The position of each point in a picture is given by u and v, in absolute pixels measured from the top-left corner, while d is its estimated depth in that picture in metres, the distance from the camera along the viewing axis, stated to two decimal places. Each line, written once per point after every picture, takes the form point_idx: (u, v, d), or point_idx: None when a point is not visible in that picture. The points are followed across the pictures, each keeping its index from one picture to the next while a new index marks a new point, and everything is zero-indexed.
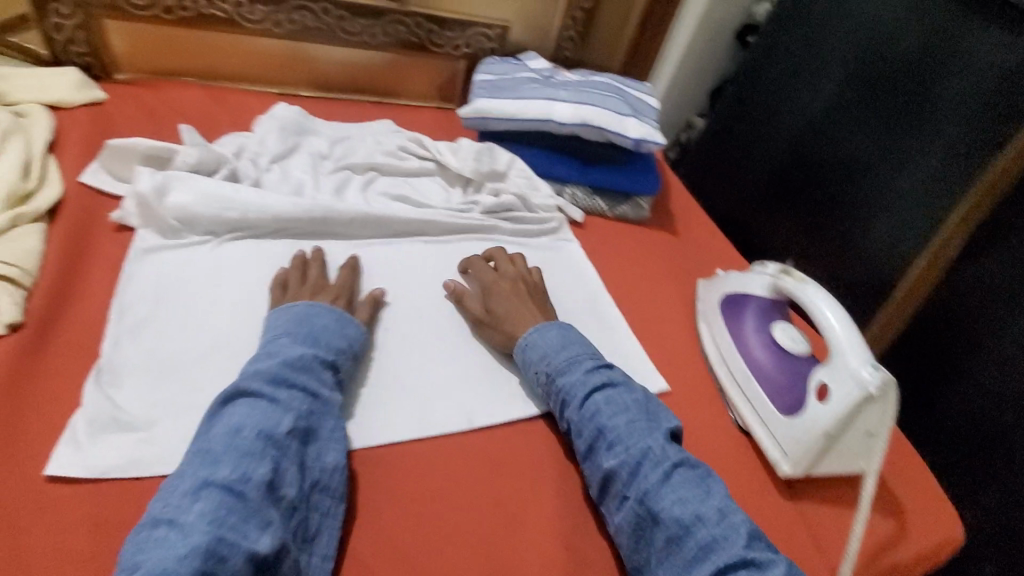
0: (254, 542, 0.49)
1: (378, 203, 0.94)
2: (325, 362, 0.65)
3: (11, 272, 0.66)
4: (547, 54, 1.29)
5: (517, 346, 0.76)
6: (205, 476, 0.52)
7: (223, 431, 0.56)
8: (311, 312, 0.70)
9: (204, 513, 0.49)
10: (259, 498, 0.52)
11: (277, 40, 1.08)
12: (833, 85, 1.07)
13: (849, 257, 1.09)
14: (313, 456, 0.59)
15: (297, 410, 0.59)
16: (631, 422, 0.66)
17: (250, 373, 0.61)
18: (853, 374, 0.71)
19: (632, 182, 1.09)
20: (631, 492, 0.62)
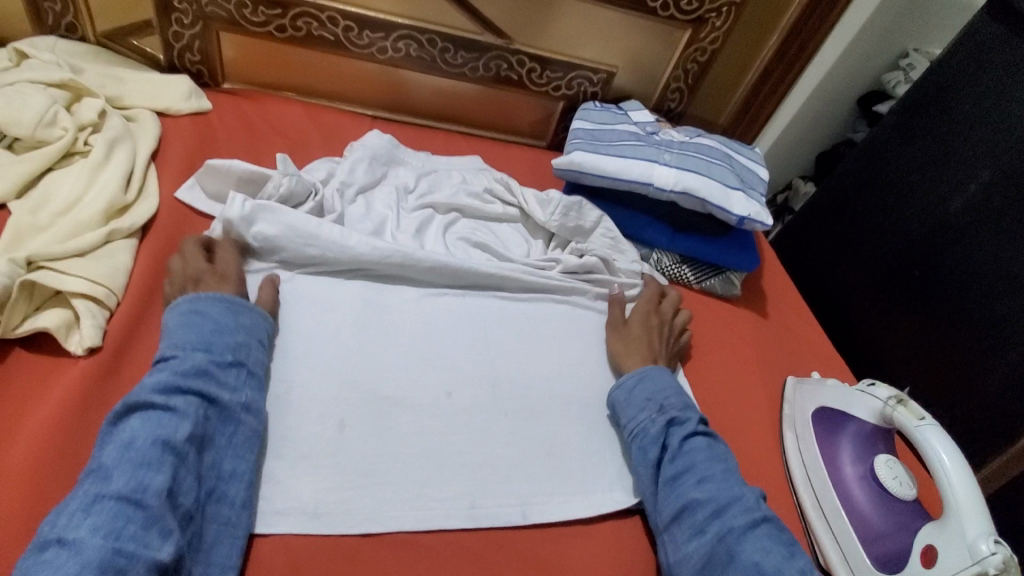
0: (156, 550, 0.48)
1: (455, 248, 0.91)
2: (225, 360, 0.62)
3: (98, 291, 0.65)
4: (650, 103, 1.23)
5: (636, 372, 0.77)
6: (96, 492, 0.49)
7: (117, 447, 0.52)
8: (217, 308, 0.66)
9: (98, 528, 0.47)
10: (160, 507, 0.50)
11: (380, 65, 1.07)
12: (976, 183, 0.91)
13: (966, 387, 0.92)
14: (211, 460, 0.57)
15: (196, 416, 0.56)
16: (726, 471, 0.67)
17: (140, 387, 0.57)
18: (969, 548, 0.61)
19: (726, 257, 1.00)
20: (713, 527, 0.61)
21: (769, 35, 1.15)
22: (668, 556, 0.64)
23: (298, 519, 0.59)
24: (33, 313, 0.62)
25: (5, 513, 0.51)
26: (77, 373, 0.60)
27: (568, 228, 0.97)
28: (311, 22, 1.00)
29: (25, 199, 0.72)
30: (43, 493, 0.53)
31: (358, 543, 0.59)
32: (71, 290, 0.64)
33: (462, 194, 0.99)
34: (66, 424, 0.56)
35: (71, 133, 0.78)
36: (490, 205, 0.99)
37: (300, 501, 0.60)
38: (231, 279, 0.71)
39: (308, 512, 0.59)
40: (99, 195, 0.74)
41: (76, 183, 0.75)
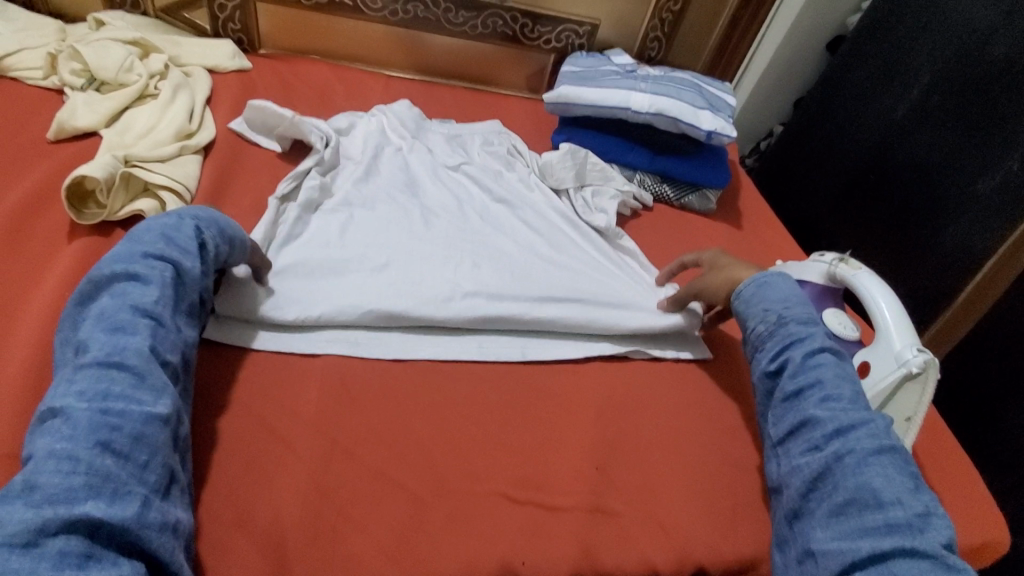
0: (150, 405, 0.55)
1: (460, 192, 1.01)
2: (182, 223, 0.67)
3: (178, 187, 0.81)
4: (632, 54, 1.38)
5: (751, 280, 0.79)
6: (78, 362, 0.55)
7: (92, 323, 0.59)
8: (200, 207, 0.72)
9: (83, 393, 0.53)
10: (141, 364, 0.56)
11: (393, 26, 1.24)
12: (917, 90, 1.04)
13: (919, 267, 1.04)
14: (171, 321, 0.62)
15: (162, 280, 0.62)
16: (856, 393, 0.66)
17: (102, 270, 0.62)
18: (894, 353, 0.72)
19: (701, 173, 1.13)
20: (831, 445, 0.62)
21: None
22: (780, 467, 0.67)
23: (340, 346, 0.74)
24: (130, 202, 0.79)
25: None
26: None
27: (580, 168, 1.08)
28: None
29: (112, 127, 0.90)
30: None
31: (388, 366, 0.74)
32: (156, 183, 0.80)
33: (488, 155, 1.11)
34: None
35: (144, 79, 0.96)
36: (513, 163, 1.11)
37: (342, 334, 0.75)
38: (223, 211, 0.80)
39: (348, 341, 0.75)
40: (169, 123, 0.91)
41: (150, 116, 0.92)
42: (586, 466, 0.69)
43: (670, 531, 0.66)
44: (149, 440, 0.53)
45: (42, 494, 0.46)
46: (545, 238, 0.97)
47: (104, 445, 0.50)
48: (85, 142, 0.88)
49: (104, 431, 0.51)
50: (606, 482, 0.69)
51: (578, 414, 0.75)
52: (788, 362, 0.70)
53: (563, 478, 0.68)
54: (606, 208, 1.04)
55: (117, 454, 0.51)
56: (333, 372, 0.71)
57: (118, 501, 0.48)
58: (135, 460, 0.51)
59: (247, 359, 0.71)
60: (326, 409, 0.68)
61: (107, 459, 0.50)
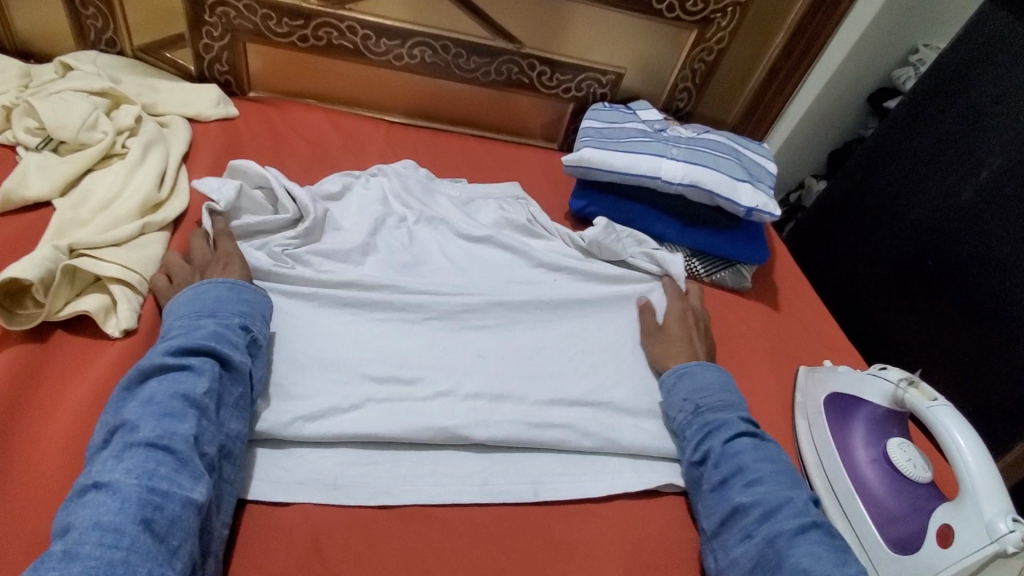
0: (189, 491, 0.50)
1: (466, 266, 0.90)
2: (231, 325, 0.64)
3: (133, 279, 0.70)
4: (658, 103, 1.25)
5: (672, 369, 0.79)
6: (124, 442, 0.52)
7: (138, 405, 0.55)
8: (213, 283, 0.68)
9: (130, 470, 0.50)
10: (189, 451, 0.53)
11: (397, 71, 1.12)
12: (987, 172, 0.92)
13: (991, 373, 0.91)
14: (216, 414, 0.57)
15: (212, 373, 0.58)
16: (776, 472, 0.66)
17: (154, 352, 0.59)
18: (984, 525, 0.60)
19: (736, 250, 1.01)
20: (761, 530, 0.61)
21: (775, 34, 1.17)
22: (718, 562, 0.63)
23: (317, 490, 0.62)
24: (75, 298, 0.67)
25: (43, 484, 0.55)
26: (113, 354, 0.65)
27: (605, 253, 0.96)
28: (332, 32, 1.06)
29: (68, 197, 0.78)
30: (82, 463, 0.57)
31: (373, 514, 0.62)
32: (108, 276, 0.68)
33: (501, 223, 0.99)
34: (104, 401, 0.61)
35: (110, 136, 0.84)
36: (537, 234, 0.99)
37: (319, 473, 0.63)
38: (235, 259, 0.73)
39: (327, 484, 0.62)
40: (134, 191, 0.80)
41: (114, 182, 0.81)
42: None
43: None
44: (186, 523, 0.49)
45: (87, 555, 0.44)
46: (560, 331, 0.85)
47: (146, 522, 0.47)
48: (34, 214, 0.76)
49: (149, 508, 0.48)
50: None
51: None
52: (712, 453, 0.69)
53: None
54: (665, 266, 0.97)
55: (156, 534, 0.47)
56: (306, 528, 0.60)
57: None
58: (169, 543, 0.47)
59: None
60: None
61: (144, 542, 0.46)
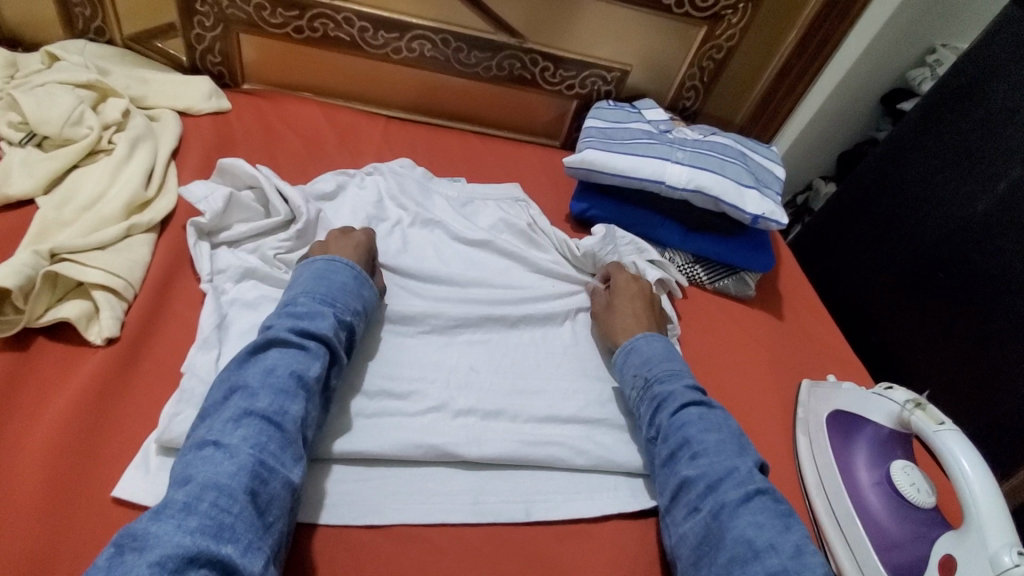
0: (289, 472, 0.54)
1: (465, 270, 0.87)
2: (347, 317, 0.68)
3: (117, 284, 0.67)
4: (665, 102, 1.22)
5: (621, 346, 0.79)
6: (244, 408, 0.55)
7: (258, 372, 0.59)
8: (327, 264, 0.72)
9: (246, 438, 0.53)
10: (294, 432, 0.56)
11: (395, 65, 1.09)
12: (1007, 183, 0.88)
13: (1003, 389, 0.88)
14: (317, 402, 0.60)
15: (323, 360, 0.62)
16: (721, 440, 0.66)
17: (278, 324, 0.63)
18: (991, 558, 0.58)
19: (740, 257, 0.98)
20: (706, 504, 0.61)
21: (787, 32, 1.13)
22: (671, 538, 0.63)
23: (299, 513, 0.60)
24: (56, 303, 0.65)
25: (16, 500, 0.53)
26: (93, 363, 0.63)
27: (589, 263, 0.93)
28: (328, 23, 1.02)
29: (51, 196, 0.75)
30: (58, 479, 0.55)
31: (360, 535, 0.60)
32: (90, 281, 0.66)
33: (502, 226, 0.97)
34: (81, 411, 0.59)
35: (95, 132, 0.82)
36: (539, 242, 0.96)
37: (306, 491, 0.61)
38: (362, 247, 0.78)
39: (311, 503, 0.60)
40: (119, 190, 0.77)
41: (99, 180, 0.78)
42: None
43: None
44: (280, 502, 0.53)
45: (204, 510, 0.48)
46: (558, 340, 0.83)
47: (252, 493, 0.51)
48: (15, 214, 0.74)
49: (256, 481, 0.51)
50: None
51: None
52: (660, 428, 0.69)
53: None
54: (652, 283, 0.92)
55: (258, 509, 0.51)
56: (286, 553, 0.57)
57: (252, 551, 0.48)
58: (264, 519, 0.51)
59: None
60: None
61: (248, 518, 0.49)
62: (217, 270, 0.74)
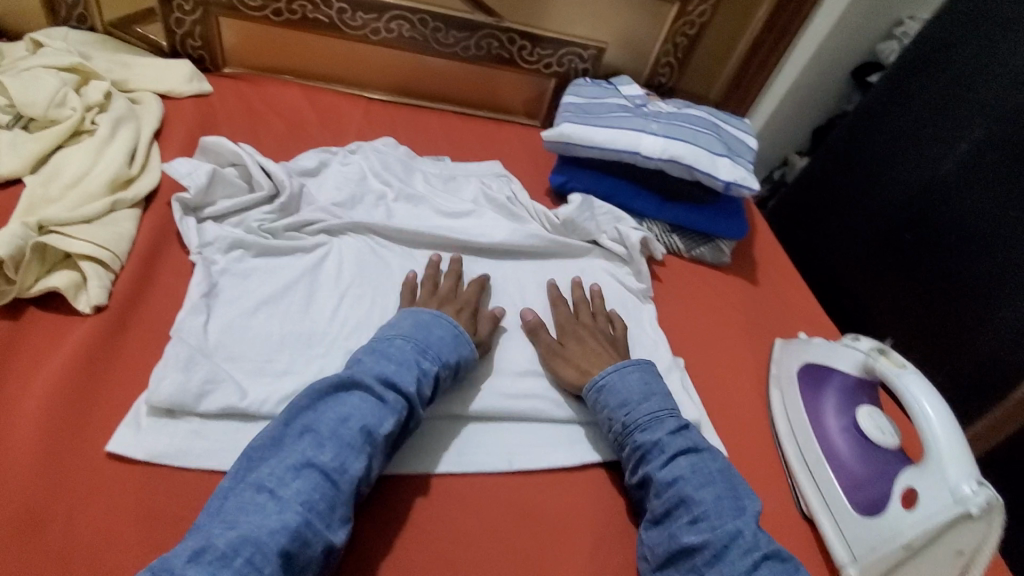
0: (333, 534, 0.53)
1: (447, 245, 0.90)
2: (433, 371, 0.66)
3: (103, 255, 0.69)
4: (641, 79, 1.24)
5: (590, 383, 0.72)
6: (307, 457, 0.55)
7: (333, 417, 0.59)
8: (405, 317, 0.71)
9: (300, 492, 0.53)
10: (348, 492, 0.56)
11: (374, 46, 1.10)
12: (968, 145, 0.92)
13: (971, 341, 0.92)
14: (382, 457, 0.59)
15: (397, 418, 0.61)
16: (718, 497, 0.62)
17: (361, 367, 0.63)
18: (950, 487, 0.61)
19: (715, 225, 1.01)
20: (713, 574, 0.58)
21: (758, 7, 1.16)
22: None
23: None
24: (45, 274, 0.66)
25: (13, 457, 0.55)
26: (82, 330, 0.64)
27: (567, 232, 0.96)
28: (306, 5, 1.04)
29: (37, 174, 0.77)
30: (53, 439, 0.57)
31: None
32: (78, 252, 0.68)
33: (483, 201, 0.99)
34: (73, 374, 0.61)
35: (78, 112, 0.83)
36: (518, 215, 0.98)
37: None
38: (467, 310, 0.76)
39: None
40: (104, 168, 0.78)
41: (84, 158, 0.79)
42: None
43: None
44: (315, 566, 0.52)
45: (237, 567, 0.48)
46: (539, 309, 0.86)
47: (285, 555, 0.50)
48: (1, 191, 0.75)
49: (297, 542, 0.50)
50: None
51: (570, 539, 0.64)
52: (649, 481, 0.65)
53: None
54: (631, 247, 0.95)
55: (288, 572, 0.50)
56: None
57: None
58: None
59: (172, 479, 0.58)
60: None
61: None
62: (205, 243, 0.76)
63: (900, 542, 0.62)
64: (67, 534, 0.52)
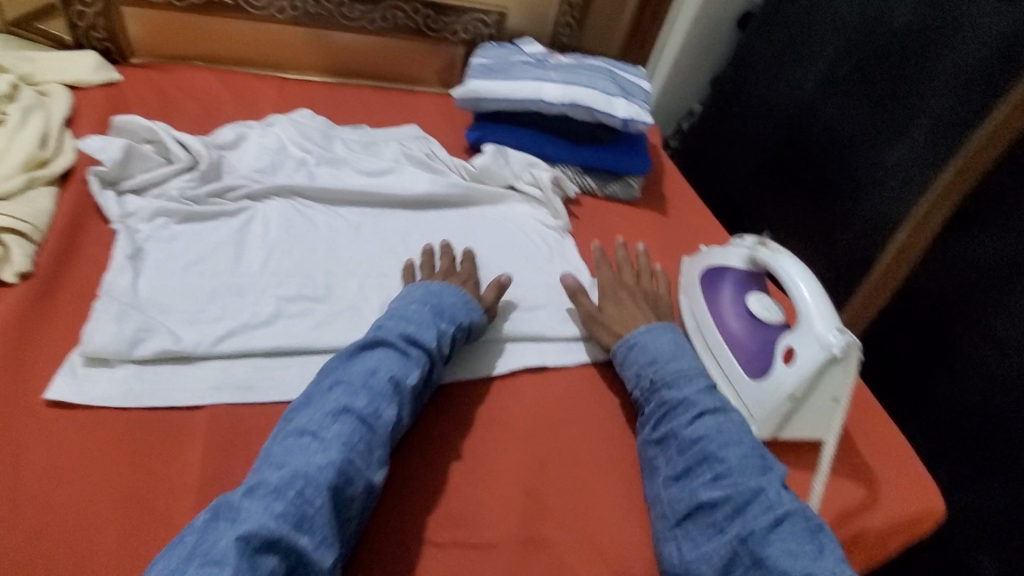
0: (372, 474, 0.58)
1: (371, 199, 0.94)
2: (450, 330, 0.72)
3: (24, 229, 0.71)
4: (545, 41, 1.32)
5: (623, 341, 0.79)
6: (342, 406, 0.61)
7: (361, 370, 0.65)
8: (420, 286, 0.77)
9: (340, 436, 0.58)
10: (383, 434, 0.61)
11: (282, 25, 1.14)
12: (824, 65, 1.08)
13: (841, 231, 1.08)
14: (410, 407, 0.65)
15: (420, 368, 0.67)
16: (743, 456, 0.66)
17: (383, 327, 0.70)
18: (818, 337, 0.71)
19: (621, 162, 1.10)
20: (733, 527, 0.61)
21: None
22: (677, 553, 0.62)
23: (227, 394, 0.65)
24: None
25: None
26: (10, 297, 0.66)
27: (484, 179, 1.04)
28: None
29: None
30: None
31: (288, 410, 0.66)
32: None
33: (404, 159, 1.04)
34: (5, 336, 0.63)
35: None
36: (437, 168, 1.03)
37: (232, 377, 0.66)
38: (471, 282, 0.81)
39: (234, 383, 0.66)
40: (16, 151, 0.80)
41: None
42: (513, 491, 0.67)
43: (605, 551, 0.64)
44: (358, 502, 0.57)
45: (290, 498, 0.52)
46: (465, 249, 0.93)
47: (333, 491, 0.54)
48: None
49: (342, 477, 0.55)
50: (536, 507, 0.66)
51: (502, 435, 0.71)
52: (674, 437, 0.69)
53: (489, 511, 0.65)
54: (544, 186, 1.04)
55: (336, 511, 0.54)
56: (222, 423, 0.63)
57: (325, 544, 0.52)
58: (342, 514, 0.55)
59: (113, 419, 0.61)
60: (212, 470, 0.59)
61: (327, 514, 0.53)
62: (127, 213, 0.79)
63: (784, 395, 0.73)
64: (16, 473, 0.56)
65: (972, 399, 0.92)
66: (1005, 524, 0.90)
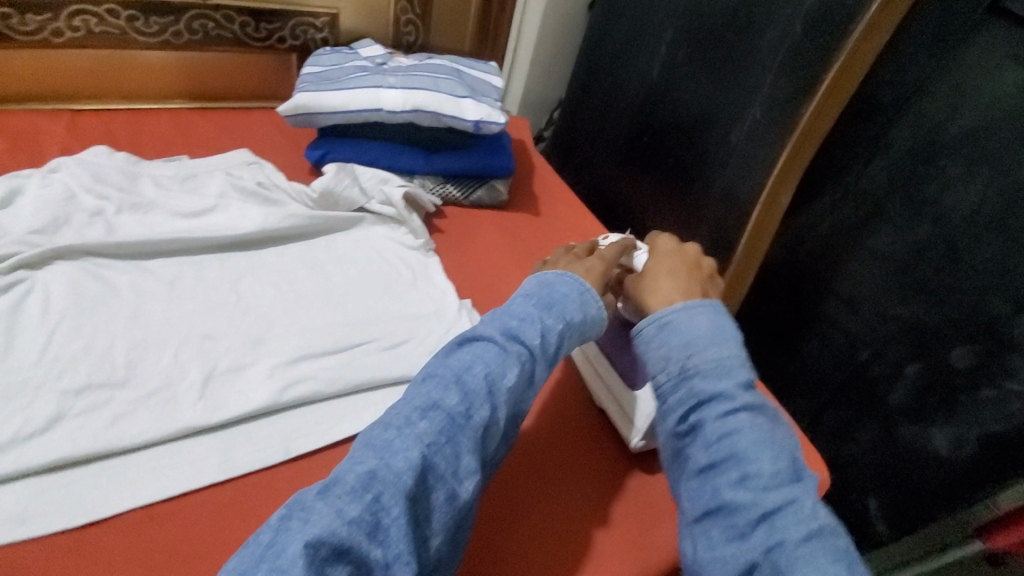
0: (459, 484, 0.52)
1: (187, 245, 0.80)
2: (556, 326, 0.64)
3: None
4: (389, 43, 1.22)
5: (655, 317, 0.64)
6: (428, 410, 0.54)
7: (458, 364, 0.58)
8: (538, 278, 0.70)
9: (430, 434, 0.52)
10: (473, 437, 0.54)
11: (64, 49, 0.96)
12: (665, 48, 1.06)
13: (704, 217, 1.04)
14: (506, 410, 0.57)
15: (518, 367, 0.59)
16: (778, 458, 0.54)
17: (486, 323, 0.63)
18: None
19: (482, 166, 1.02)
20: (757, 534, 0.51)
21: None
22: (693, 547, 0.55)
23: None
24: None
25: None
26: None
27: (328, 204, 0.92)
28: None
29: None
30: None
31: (79, 536, 0.56)
32: None
33: (231, 192, 0.89)
34: None
35: None
36: (274, 199, 0.90)
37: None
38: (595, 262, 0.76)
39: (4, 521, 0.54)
40: None
41: None
42: None
43: None
44: (442, 515, 0.50)
45: (369, 501, 0.46)
46: (308, 288, 0.81)
47: (412, 499, 0.48)
48: None
49: (421, 482, 0.49)
50: None
51: None
52: (702, 426, 0.57)
53: None
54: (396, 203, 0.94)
55: (413, 518, 0.48)
56: None
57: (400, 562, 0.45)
58: (421, 530, 0.48)
59: None
60: None
61: (403, 527, 0.46)
62: None
63: None
64: None
65: (838, 356, 0.97)
66: (886, 471, 0.94)
